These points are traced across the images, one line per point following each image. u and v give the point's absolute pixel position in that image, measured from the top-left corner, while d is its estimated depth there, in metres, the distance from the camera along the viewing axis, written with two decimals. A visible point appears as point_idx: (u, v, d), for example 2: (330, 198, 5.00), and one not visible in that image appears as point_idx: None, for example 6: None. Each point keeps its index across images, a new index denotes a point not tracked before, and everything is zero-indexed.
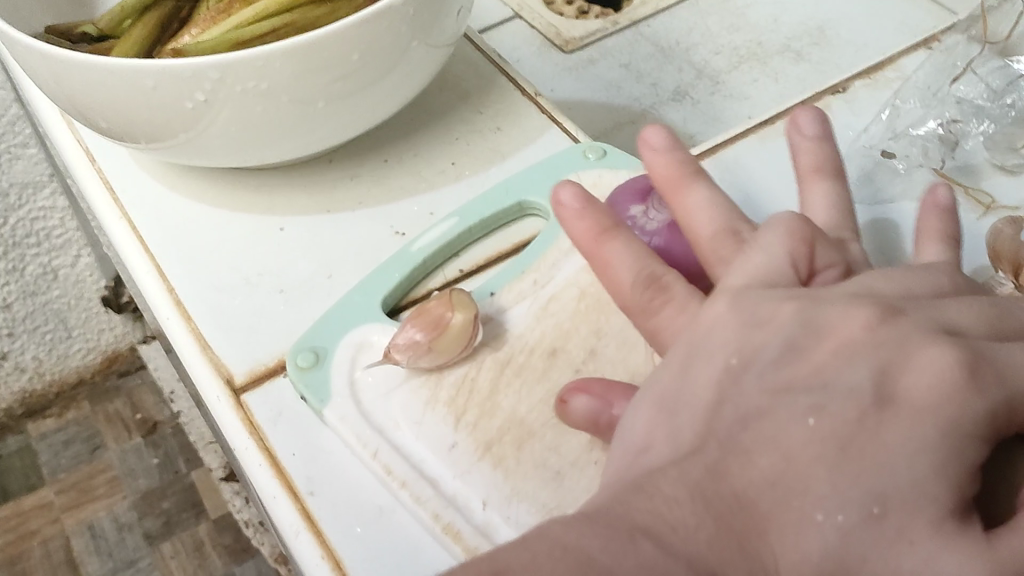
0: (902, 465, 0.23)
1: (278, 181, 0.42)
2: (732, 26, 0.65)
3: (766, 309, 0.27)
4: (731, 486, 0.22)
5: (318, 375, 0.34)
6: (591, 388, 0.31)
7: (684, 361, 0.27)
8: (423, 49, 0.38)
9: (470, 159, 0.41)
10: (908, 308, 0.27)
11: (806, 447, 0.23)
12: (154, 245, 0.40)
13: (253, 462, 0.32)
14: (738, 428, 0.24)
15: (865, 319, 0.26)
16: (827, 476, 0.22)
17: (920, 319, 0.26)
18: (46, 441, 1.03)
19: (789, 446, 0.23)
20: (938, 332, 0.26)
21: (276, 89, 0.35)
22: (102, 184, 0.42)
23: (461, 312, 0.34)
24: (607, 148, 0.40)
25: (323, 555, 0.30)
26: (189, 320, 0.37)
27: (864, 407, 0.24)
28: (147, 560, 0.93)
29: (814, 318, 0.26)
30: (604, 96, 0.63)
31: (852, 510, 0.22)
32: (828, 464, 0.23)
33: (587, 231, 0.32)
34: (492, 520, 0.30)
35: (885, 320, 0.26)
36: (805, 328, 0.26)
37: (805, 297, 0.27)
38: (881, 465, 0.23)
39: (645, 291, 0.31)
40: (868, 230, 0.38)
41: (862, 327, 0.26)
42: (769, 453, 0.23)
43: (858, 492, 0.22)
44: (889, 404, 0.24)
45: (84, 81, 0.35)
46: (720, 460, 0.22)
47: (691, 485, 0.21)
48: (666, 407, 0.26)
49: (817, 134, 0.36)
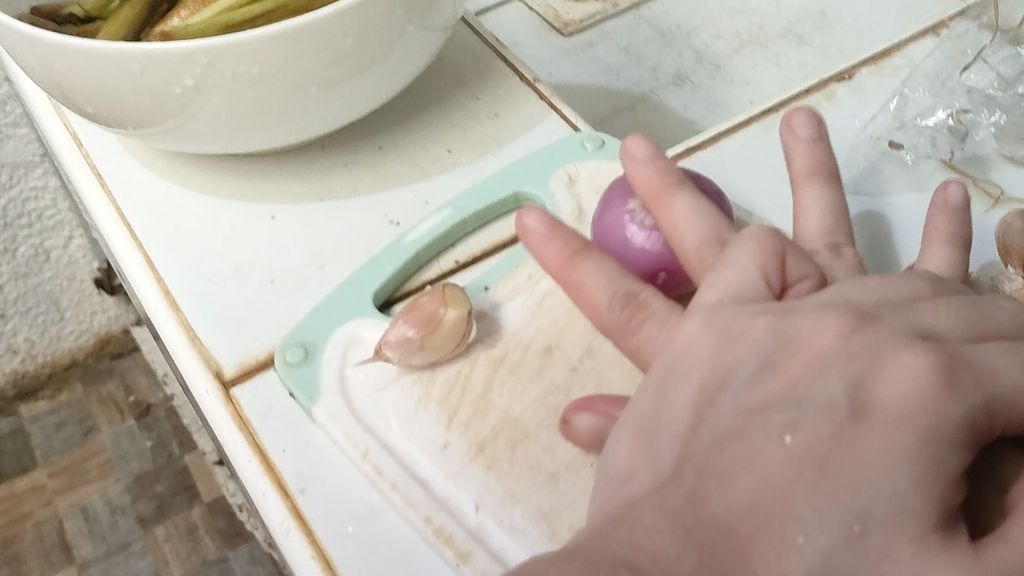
0: (879, 480, 0.21)
1: (270, 167, 0.41)
2: (734, 9, 0.64)
3: (739, 324, 0.26)
4: (710, 512, 0.21)
5: (307, 371, 0.33)
6: (593, 405, 0.30)
7: (662, 383, 0.26)
8: (420, 32, 0.37)
9: (468, 145, 0.40)
10: (881, 314, 0.25)
11: (782, 467, 0.22)
12: (142, 232, 0.39)
13: (243, 460, 0.32)
14: (715, 450, 0.23)
15: (837, 327, 0.25)
16: (804, 497, 0.21)
17: (896, 325, 0.25)
18: (38, 423, 1.02)
19: (766, 467, 0.22)
20: (913, 337, 0.24)
21: (269, 74, 0.34)
22: (89, 170, 0.41)
23: (455, 308, 0.33)
24: (606, 137, 0.39)
25: (313, 554, 0.29)
26: (177, 311, 0.36)
27: (839, 421, 0.23)
28: (140, 543, 0.93)
29: (786, 330, 0.25)
30: (603, 80, 0.62)
31: (831, 532, 0.21)
32: (806, 484, 0.21)
33: (557, 256, 0.32)
34: (485, 524, 0.29)
35: (858, 327, 0.25)
36: (778, 340, 0.25)
37: (777, 309, 0.26)
38: (861, 481, 0.21)
39: (623, 310, 0.31)
40: (863, 228, 0.36)
41: (834, 337, 0.25)
42: (746, 475, 0.22)
43: (837, 511, 0.21)
44: (864, 416, 0.23)
45: (69, 65, 0.34)
46: (698, 486, 0.22)
47: (670, 515, 0.21)
48: (645, 432, 0.25)
49: (812, 135, 0.36)
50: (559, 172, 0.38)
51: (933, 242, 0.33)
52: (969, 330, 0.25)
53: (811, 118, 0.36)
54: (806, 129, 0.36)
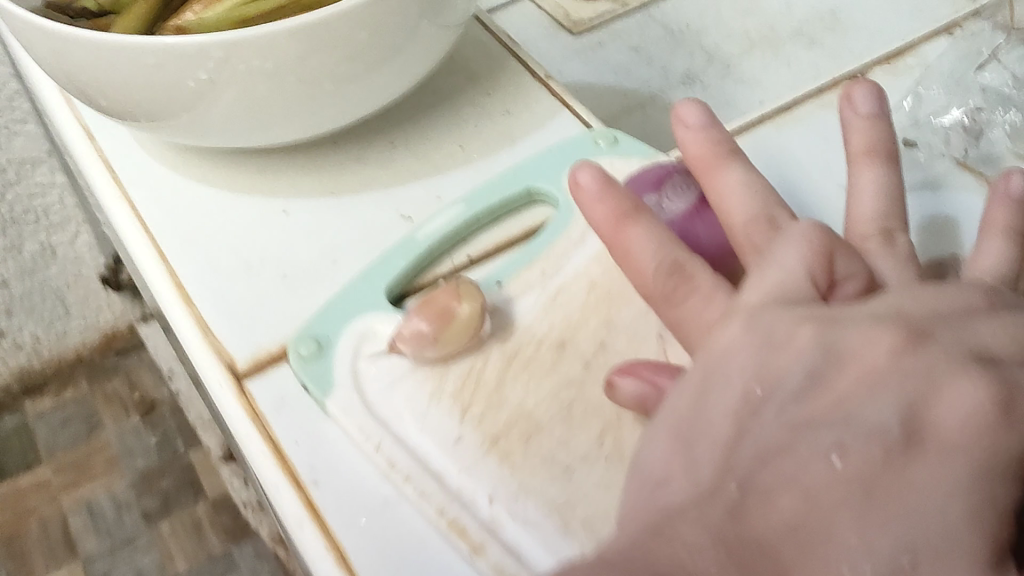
0: (933, 508, 0.20)
1: (282, 162, 0.41)
2: (744, 10, 0.64)
3: (783, 331, 0.25)
4: (753, 530, 0.20)
5: (320, 365, 0.33)
6: (638, 370, 0.30)
7: (703, 383, 0.26)
8: (434, 28, 0.37)
9: (480, 142, 0.40)
10: (933, 331, 0.24)
11: (829, 485, 0.21)
12: (155, 226, 0.39)
13: (256, 452, 0.32)
14: (758, 466, 0.22)
15: (889, 347, 0.24)
16: (851, 520, 0.20)
17: (949, 346, 0.24)
18: (43, 419, 1.16)
19: (812, 485, 0.21)
20: (969, 361, 0.23)
21: (283, 68, 0.34)
22: (101, 163, 0.41)
23: (468, 301, 0.33)
24: (619, 134, 0.39)
25: (327, 546, 0.29)
26: (189, 303, 0.36)
27: (893, 443, 0.21)
28: (144, 538, 1.05)
29: (834, 346, 0.24)
30: (613, 78, 0.62)
31: (882, 559, 0.19)
32: (854, 508, 0.20)
33: (608, 216, 0.32)
34: (498, 516, 0.29)
35: (909, 349, 0.24)
36: (826, 355, 0.24)
37: (823, 318, 0.25)
38: (911, 509, 0.20)
39: (668, 279, 0.31)
40: (920, 232, 0.36)
41: (885, 357, 0.24)
42: (791, 493, 0.21)
43: (886, 540, 0.20)
44: (917, 442, 0.21)
45: (83, 57, 0.34)
46: (740, 502, 0.21)
47: (710, 531, 0.20)
48: (684, 440, 0.24)
49: (871, 112, 0.36)
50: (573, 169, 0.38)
51: (989, 233, 0.32)
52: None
53: (871, 91, 0.36)
54: (866, 104, 0.36)
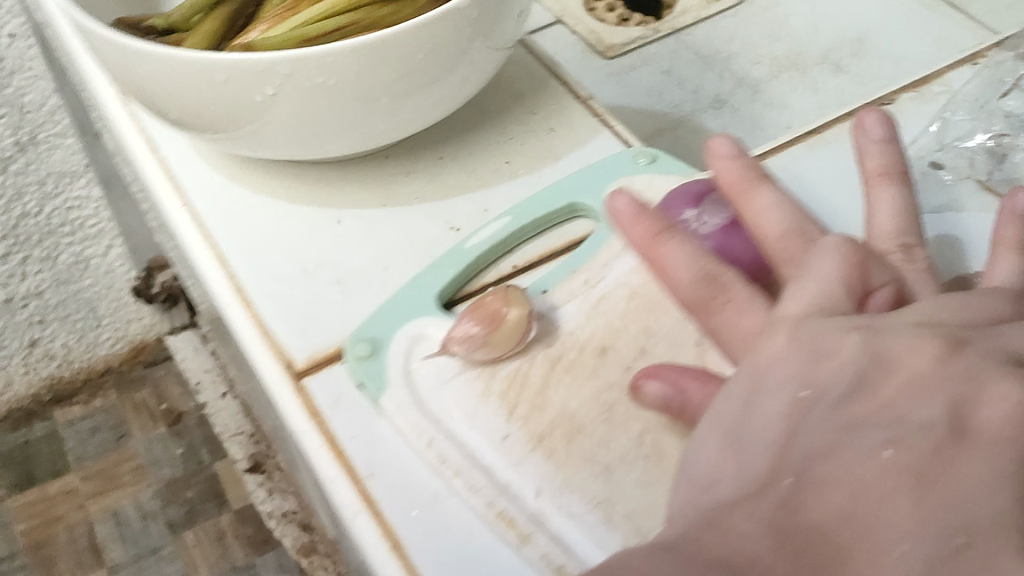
0: (981, 492, 0.21)
1: (336, 174, 0.43)
2: (772, 36, 0.66)
3: (829, 343, 0.27)
4: (806, 519, 0.22)
5: (375, 365, 0.35)
6: (662, 373, 0.32)
7: (749, 394, 0.27)
8: (484, 50, 0.39)
9: (525, 158, 0.42)
10: (974, 338, 0.26)
11: (880, 476, 0.22)
12: (215, 233, 0.41)
13: (314, 447, 0.34)
14: (811, 462, 0.24)
15: (933, 352, 0.25)
16: (903, 502, 0.21)
17: (989, 350, 0.26)
18: (73, 427, 1.27)
19: (863, 477, 0.22)
20: (1009, 363, 0.25)
21: (343, 85, 0.36)
22: (162, 171, 0.43)
23: (517, 307, 0.34)
24: (658, 153, 0.41)
25: (382, 535, 0.31)
26: (249, 306, 0.38)
27: (940, 437, 0.23)
28: (169, 547, 1.14)
29: (881, 352, 0.26)
30: (645, 101, 0.64)
31: (931, 537, 0.21)
32: (906, 493, 0.22)
33: (643, 236, 0.35)
34: (545, 509, 0.31)
35: (952, 353, 0.25)
36: (872, 361, 0.26)
37: (867, 327, 0.27)
38: (962, 493, 0.21)
39: (701, 287, 0.33)
40: (936, 247, 0.38)
41: (929, 361, 0.25)
42: (842, 484, 0.23)
43: (939, 521, 0.21)
44: (964, 435, 0.23)
45: (154, 71, 0.36)
46: (793, 495, 0.23)
47: (764, 520, 0.22)
48: (732, 437, 0.27)
49: (883, 136, 0.38)
50: (614, 185, 0.40)
51: (1002, 251, 0.34)
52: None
53: (882, 119, 0.38)
54: (877, 130, 0.38)
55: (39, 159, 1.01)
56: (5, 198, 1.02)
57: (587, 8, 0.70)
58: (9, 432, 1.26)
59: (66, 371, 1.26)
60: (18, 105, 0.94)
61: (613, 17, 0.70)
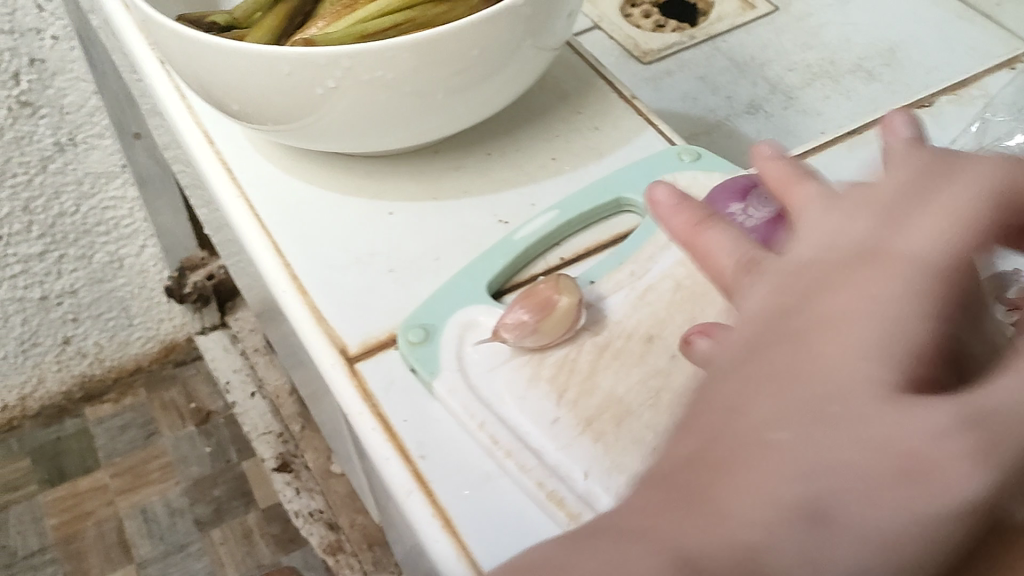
0: (841, 348, 0.20)
1: (387, 168, 0.44)
2: (806, 44, 0.67)
3: (740, 290, 0.26)
4: (680, 442, 0.20)
5: (428, 349, 0.36)
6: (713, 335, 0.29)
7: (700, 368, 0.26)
8: (535, 49, 0.41)
9: (571, 154, 0.44)
10: (851, 213, 0.24)
11: (745, 373, 0.21)
12: (270, 222, 0.42)
13: (368, 427, 0.35)
14: (700, 386, 0.22)
15: (810, 247, 0.24)
16: (764, 388, 0.20)
17: (864, 218, 0.24)
18: (104, 424, 1.29)
19: (732, 379, 0.21)
20: (878, 223, 0.23)
21: (401, 80, 0.37)
22: (217, 162, 0.45)
23: (567, 295, 0.36)
24: (702, 151, 0.42)
25: (434, 513, 0.32)
26: (304, 293, 0.39)
27: (806, 311, 0.21)
28: (197, 544, 1.15)
29: (769, 267, 0.25)
30: (681, 105, 0.65)
31: (793, 404, 0.19)
32: (766, 376, 0.20)
33: (684, 225, 0.31)
34: (593, 489, 0.32)
35: (828, 240, 0.24)
36: (761, 278, 0.24)
37: (768, 260, 0.26)
38: (825, 354, 0.20)
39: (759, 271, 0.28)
40: None
41: (807, 254, 0.24)
42: (716, 393, 0.21)
43: (798, 387, 0.20)
44: (834, 298, 0.21)
45: (219, 65, 0.38)
46: (675, 427, 0.21)
47: (649, 468, 0.21)
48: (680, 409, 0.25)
49: None
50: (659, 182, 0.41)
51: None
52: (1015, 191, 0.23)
53: None
54: None
55: (78, 160, 1.01)
56: (44, 197, 1.03)
57: (623, 16, 0.72)
58: (40, 428, 1.28)
59: (97, 370, 1.28)
60: (59, 106, 0.95)
61: (650, 24, 0.71)
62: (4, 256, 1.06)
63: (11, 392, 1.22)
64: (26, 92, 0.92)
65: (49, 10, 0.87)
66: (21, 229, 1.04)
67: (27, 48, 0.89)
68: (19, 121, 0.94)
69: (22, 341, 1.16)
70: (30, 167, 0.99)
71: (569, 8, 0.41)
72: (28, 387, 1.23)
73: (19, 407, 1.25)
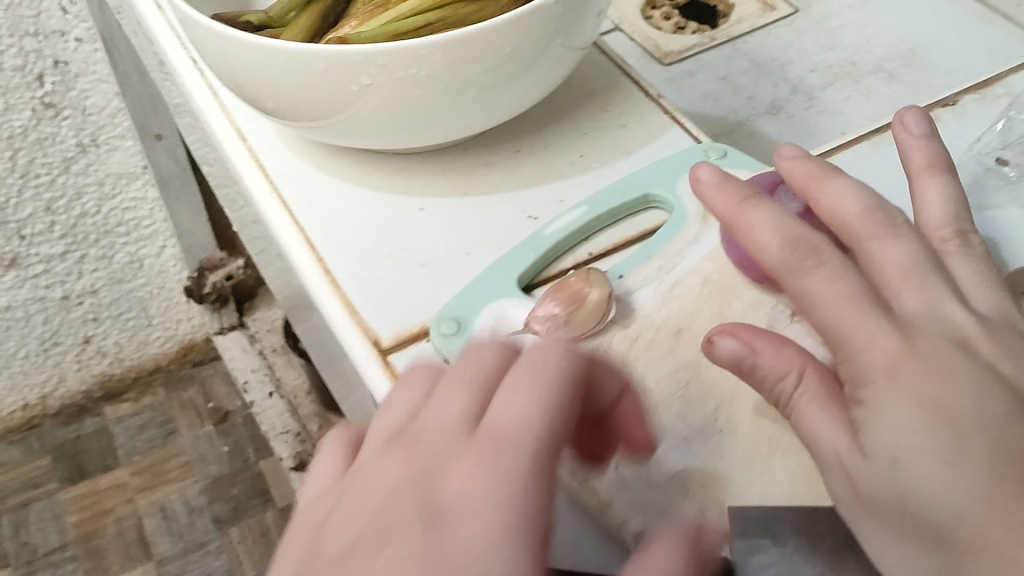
0: (471, 522, 0.22)
1: (417, 165, 0.45)
2: (827, 45, 0.68)
3: (405, 404, 0.27)
4: None
5: (460, 342, 0.37)
6: (740, 332, 0.32)
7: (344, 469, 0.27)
8: (564, 48, 0.41)
9: (598, 152, 0.44)
10: (497, 358, 0.27)
11: (391, 536, 0.23)
12: (303, 218, 0.43)
13: None
14: (351, 531, 0.24)
15: (459, 391, 0.26)
16: (404, 554, 0.22)
17: (499, 369, 0.26)
18: (123, 424, 1.30)
19: (379, 542, 0.23)
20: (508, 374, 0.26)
21: (433, 77, 0.38)
22: (251, 159, 0.46)
23: (598, 288, 0.36)
24: (728, 148, 0.43)
25: None
26: (337, 287, 0.40)
27: (442, 479, 0.24)
28: (216, 542, 1.16)
29: (424, 403, 0.27)
30: (702, 106, 0.65)
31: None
32: (409, 545, 0.22)
33: (729, 204, 0.36)
34: (625, 478, 0.32)
35: (474, 387, 0.26)
36: (414, 414, 0.26)
37: (429, 386, 0.28)
38: (456, 526, 0.22)
39: (790, 250, 0.33)
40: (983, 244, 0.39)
41: (457, 401, 0.26)
42: (365, 554, 0.23)
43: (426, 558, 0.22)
44: (465, 466, 0.24)
45: (256, 62, 0.39)
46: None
47: None
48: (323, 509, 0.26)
49: (926, 134, 0.39)
50: (686, 178, 0.41)
51: None
52: (574, 375, 0.25)
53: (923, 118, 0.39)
54: (920, 127, 0.39)
55: (99, 161, 1.02)
56: (66, 198, 1.04)
57: (644, 18, 0.72)
58: (60, 426, 1.29)
59: (116, 369, 1.29)
60: (82, 107, 0.96)
61: (670, 25, 0.72)
62: (27, 255, 1.07)
63: (32, 391, 1.23)
64: (50, 93, 0.93)
65: (73, 12, 0.89)
66: (43, 229, 1.05)
67: (51, 49, 0.90)
68: (42, 122, 0.95)
69: (43, 340, 1.18)
70: (52, 168, 1.00)
71: (598, 7, 0.42)
72: (49, 386, 1.24)
73: (40, 405, 1.26)
